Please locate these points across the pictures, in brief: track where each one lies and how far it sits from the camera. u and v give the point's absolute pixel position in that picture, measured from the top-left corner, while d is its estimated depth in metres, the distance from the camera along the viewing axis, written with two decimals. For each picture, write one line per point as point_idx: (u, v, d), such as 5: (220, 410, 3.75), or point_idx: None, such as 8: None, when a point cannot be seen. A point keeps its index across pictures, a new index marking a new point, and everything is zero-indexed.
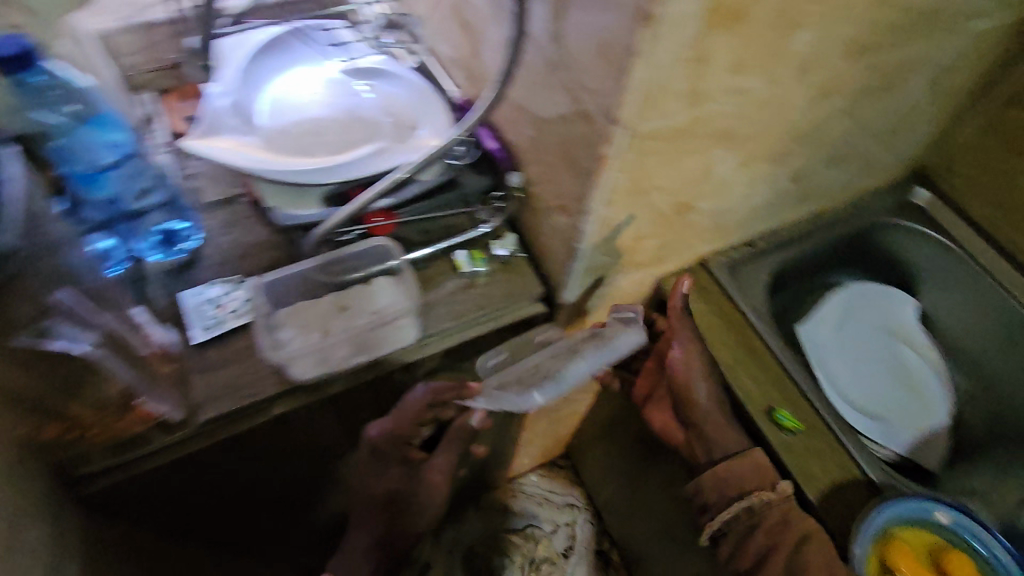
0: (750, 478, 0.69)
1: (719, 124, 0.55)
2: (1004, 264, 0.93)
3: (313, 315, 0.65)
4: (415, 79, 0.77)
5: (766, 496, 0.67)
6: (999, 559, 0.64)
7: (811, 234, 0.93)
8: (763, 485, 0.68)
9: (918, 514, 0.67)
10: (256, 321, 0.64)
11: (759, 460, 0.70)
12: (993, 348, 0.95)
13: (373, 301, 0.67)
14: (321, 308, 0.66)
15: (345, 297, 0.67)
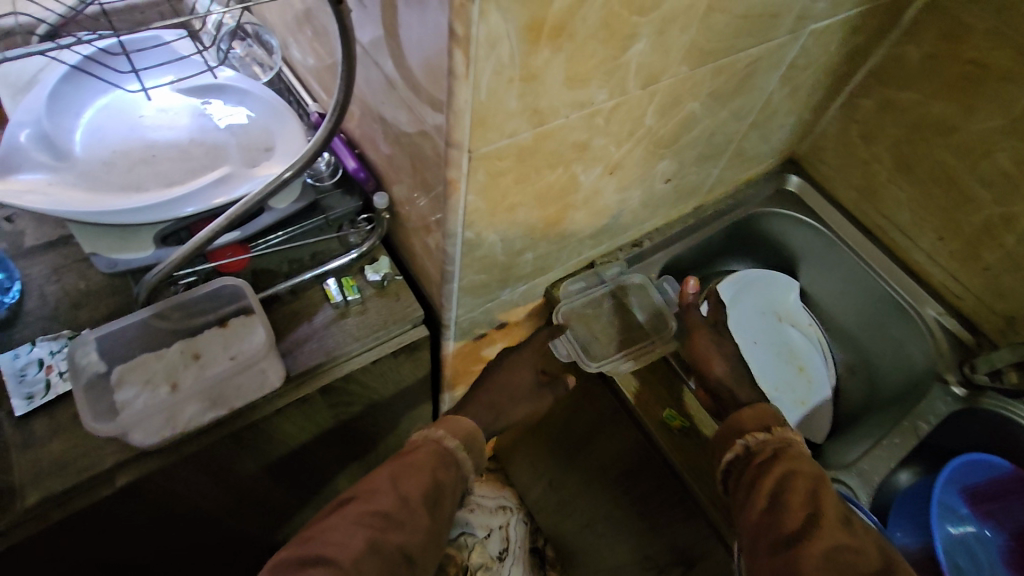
0: (752, 420, 0.65)
1: (569, 137, 0.53)
2: (868, 243, 0.99)
3: (158, 370, 0.59)
4: (263, 93, 0.71)
5: (761, 435, 0.63)
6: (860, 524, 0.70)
7: (695, 228, 0.95)
8: (760, 428, 0.64)
9: None
10: (80, 387, 0.56)
11: (767, 411, 0.67)
12: (866, 322, 1.01)
13: (227, 346, 0.61)
14: (166, 361, 0.60)
15: (196, 346, 0.61)
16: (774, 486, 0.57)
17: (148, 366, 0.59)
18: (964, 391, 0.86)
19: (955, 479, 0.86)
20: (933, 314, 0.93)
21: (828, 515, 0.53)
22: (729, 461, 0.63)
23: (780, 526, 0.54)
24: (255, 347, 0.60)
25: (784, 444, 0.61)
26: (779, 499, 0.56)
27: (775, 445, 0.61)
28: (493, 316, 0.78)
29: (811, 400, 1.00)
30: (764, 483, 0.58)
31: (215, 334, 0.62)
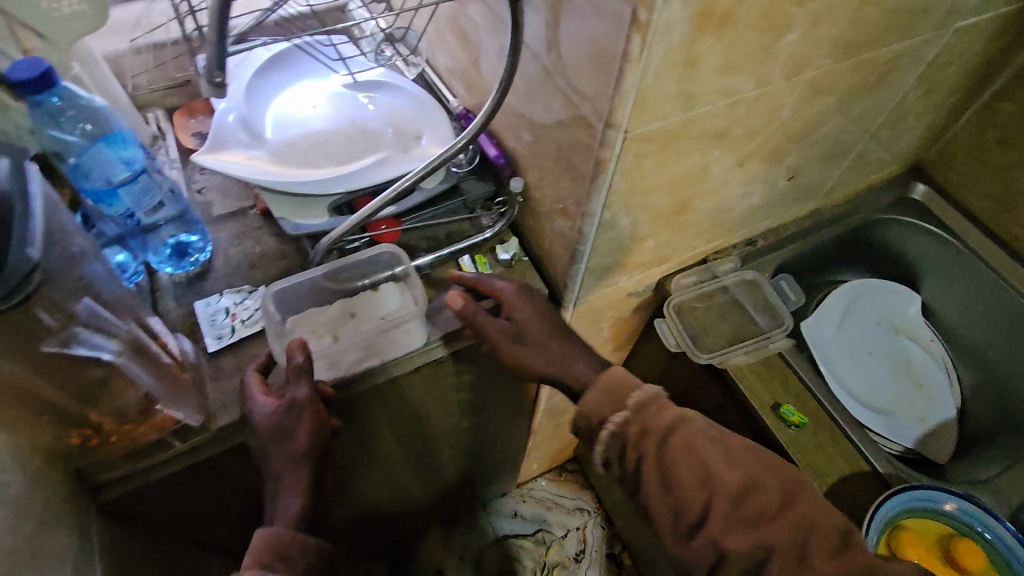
0: (596, 398, 0.58)
1: (711, 124, 0.56)
2: (1004, 256, 0.94)
3: (323, 322, 0.68)
4: (415, 89, 0.80)
5: (617, 417, 0.57)
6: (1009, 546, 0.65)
7: (809, 231, 0.94)
8: (613, 406, 0.58)
9: (927, 505, 0.67)
10: (268, 328, 0.65)
11: (606, 381, 0.59)
12: (999, 340, 0.95)
13: (381, 306, 0.69)
14: (330, 314, 0.68)
15: (356, 305, 0.69)
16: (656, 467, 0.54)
17: (315, 318, 0.68)
18: None
19: None
20: None
21: (718, 477, 0.53)
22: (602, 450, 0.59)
23: (686, 507, 0.53)
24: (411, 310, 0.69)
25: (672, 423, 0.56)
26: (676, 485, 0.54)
27: (642, 423, 0.56)
28: (606, 303, 0.82)
29: (932, 418, 0.94)
30: (651, 473, 0.55)
31: (372, 296, 0.70)
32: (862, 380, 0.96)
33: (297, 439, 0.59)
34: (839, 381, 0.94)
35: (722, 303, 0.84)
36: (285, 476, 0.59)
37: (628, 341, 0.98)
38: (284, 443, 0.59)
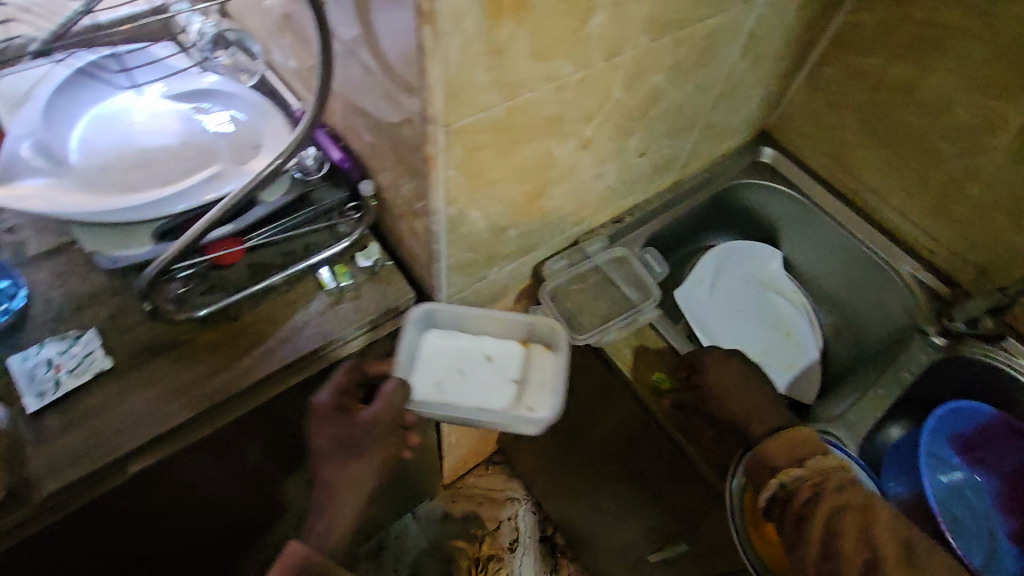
0: (780, 452, 0.64)
1: (541, 110, 0.56)
2: (844, 208, 1.02)
3: (489, 346, 0.81)
4: (247, 95, 0.75)
5: (795, 470, 0.62)
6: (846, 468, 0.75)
7: (674, 203, 0.98)
8: (792, 461, 0.63)
9: None
10: (409, 316, 0.73)
11: (794, 435, 0.65)
12: (847, 283, 1.04)
13: (528, 366, 0.80)
14: (494, 347, 0.81)
15: (500, 360, 0.80)
16: (829, 521, 0.58)
17: (454, 356, 0.79)
18: (943, 340, 0.89)
19: (944, 426, 0.89)
20: (910, 270, 0.95)
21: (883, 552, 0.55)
22: (770, 500, 0.63)
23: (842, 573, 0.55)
24: (538, 384, 0.79)
25: (822, 479, 0.61)
26: (834, 546, 0.56)
27: (820, 482, 0.61)
28: (483, 297, 0.81)
29: (800, 362, 1.02)
30: (813, 523, 0.58)
31: (515, 351, 0.81)
32: (735, 337, 1.02)
33: (366, 461, 0.66)
34: (716, 340, 0.99)
35: (594, 283, 0.86)
36: (335, 497, 0.66)
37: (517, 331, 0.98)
38: (343, 466, 0.66)
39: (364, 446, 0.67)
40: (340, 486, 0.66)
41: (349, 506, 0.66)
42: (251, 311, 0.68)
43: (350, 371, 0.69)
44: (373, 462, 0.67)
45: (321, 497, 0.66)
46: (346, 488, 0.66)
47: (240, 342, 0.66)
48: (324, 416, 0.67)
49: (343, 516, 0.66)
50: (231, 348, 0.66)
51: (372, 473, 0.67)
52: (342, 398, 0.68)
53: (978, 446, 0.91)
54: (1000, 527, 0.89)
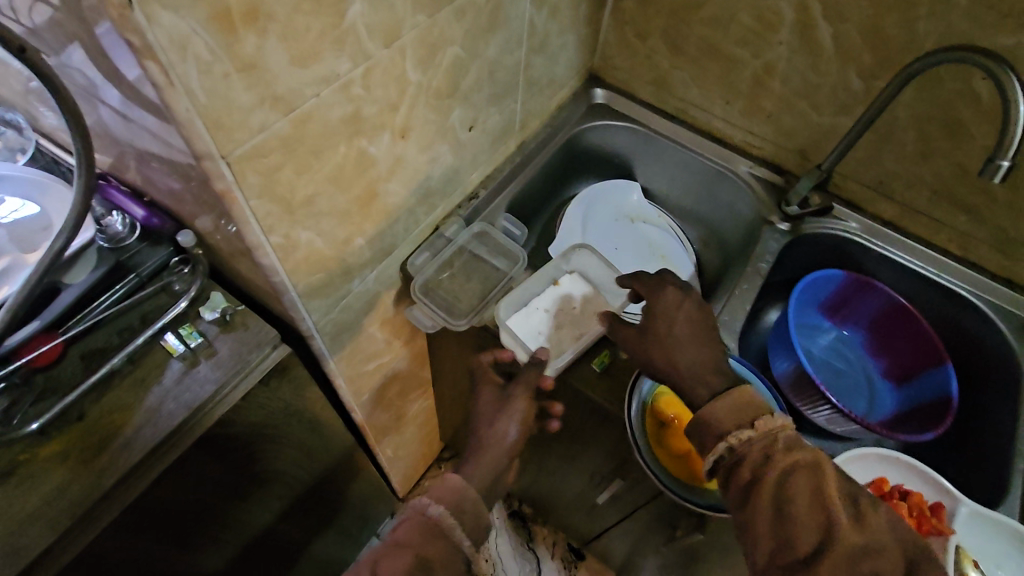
0: (728, 413, 0.59)
1: (333, 115, 0.54)
2: (679, 127, 1.07)
3: (552, 302, 0.80)
4: (19, 170, 0.65)
5: (745, 433, 0.57)
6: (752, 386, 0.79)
7: (524, 164, 0.99)
8: (741, 423, 0.58)
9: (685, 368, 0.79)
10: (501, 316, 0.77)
11: (743, 394, 0.60)
12: (702, 196, 1.11)
13: (577, 290, 0.81)
14: (553, 296, 0.80)
15: (557, 307, 0.80)
16: (779, 484, 0.54)
17: (537, 334, 0.77)
18: (787, 225, 0.97)
19: (807, 297, 0.99)
20: (747, 169, 1.03)
21: (837, 516, 0.51)
22: (716, 461, 0.59)
23: (795, 541, 0.51)
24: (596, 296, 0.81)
25: (772, 441, 0.56)
26: (787, 512, 0.52)
27: (766, 443, 0.56)
28: (356, 312, 0.78)
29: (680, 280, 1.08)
30: (765, 491, 0.54)
31: (562, 292, 0.81)
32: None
33: (513, 410, 0.69)
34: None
35: (464, 266, 0.85)
36: (481, 446, 0.67)
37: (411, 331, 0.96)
38: (494, 420, 0.69)
39: (511, 394, 0.71)
40: (487, 443, 0.68)
41: (495, 457, 0.67)
42: (97, 405, 0.62)
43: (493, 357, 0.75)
44: (522, 412, 0.70)
45: (471, 448, 0.68)
46: (496, 442, 0.68)
47: (92, 444, 0.60)
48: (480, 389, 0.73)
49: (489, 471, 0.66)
50: (82, 452, 0.59)
51: (520, 427, 0.69)
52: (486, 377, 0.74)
53: (846, 307, 1.01)
54: (875, 370, 1.01)
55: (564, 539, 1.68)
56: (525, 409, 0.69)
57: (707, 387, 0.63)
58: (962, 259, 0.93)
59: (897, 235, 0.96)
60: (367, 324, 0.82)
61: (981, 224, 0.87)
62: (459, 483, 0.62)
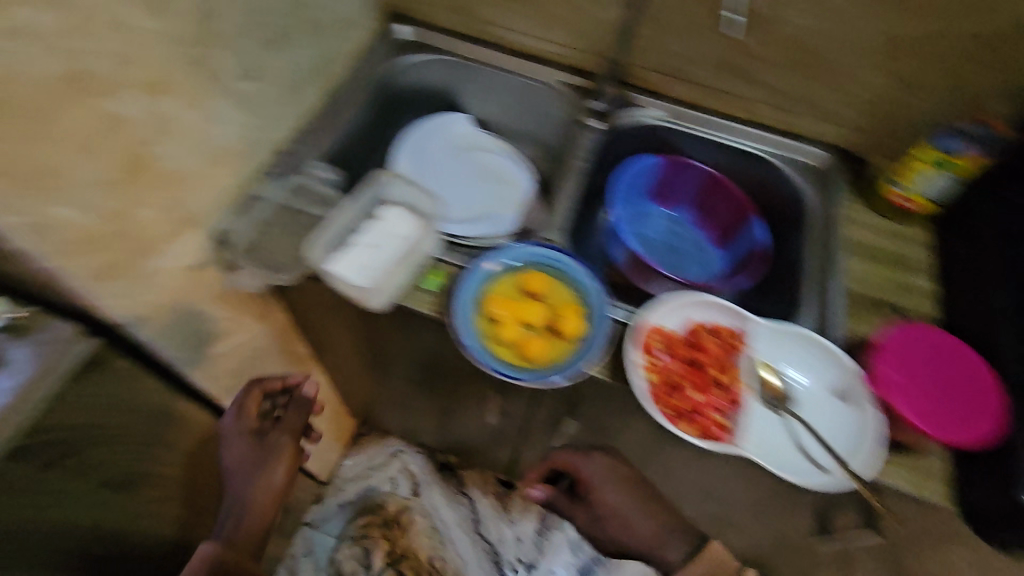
0: (606, 481, 0.93)
1: (35, 71, 0.50)
2: (487, 49, 1.08)
3: (371, 235, 0.76)
4: None
5: (655, 536, 0.90)
6: (581, 283, 0.74)
7: (335, 112, 0.96)
8: (649, 527, 0.91)
9: (512, 273, 0.75)
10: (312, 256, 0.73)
11: (612, 463, 0.94)
12: (525, 115, 1.13)
13: (394, 219, 0.78)
14: (370, 229, 0.77)
15: (377, 239, 0.76)
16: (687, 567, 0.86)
17: (356, 267, 0.73)
18: (601, 123, 1.01)
19: (632, 185, 1.06)
20: (557, 78, 1.06)
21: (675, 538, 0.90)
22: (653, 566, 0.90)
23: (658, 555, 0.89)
24: (416, 223, 0.79)
25: (668, 530, 0.91)
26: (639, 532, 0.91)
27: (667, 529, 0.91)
28: (173, 292, 0.75)
29: (522, 199, 1.09)
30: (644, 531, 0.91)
31: (380, 224, 0.78)
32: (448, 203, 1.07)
33: (275, 465, 0.84)
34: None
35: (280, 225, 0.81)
36: (249, 501, 0.80)
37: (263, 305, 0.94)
38: (266, 467, 0.83)
39: (273, 448, 0.85)
40: (257, 487, 0.81)
41: (264, 503, 0.81)
42: None
43: (256, 394, 0.88)
44: (286, 458, 0.85)
45: (228, 510, 0.80)
46: (260, 489, 0.81)
47: None
48: (241, 429, 0.86)
49: (259, 516, 0.80)
50: None
51: (284, 470, 0.84)
52: (252, 410, 0.87)
53: (671, 190, 1.10)
54: (705, 239, 1.11)
55: (493, 476, 1.74)
56: (289, 455, 0.85)
57: (611, 492, 0.93)
58: (758, 124, 1.02)
59: (698, 113, 1.03)
60: (193, 303, 0.79)
61: (758, 86, 0.97)
62: (208, 548, 0.75)
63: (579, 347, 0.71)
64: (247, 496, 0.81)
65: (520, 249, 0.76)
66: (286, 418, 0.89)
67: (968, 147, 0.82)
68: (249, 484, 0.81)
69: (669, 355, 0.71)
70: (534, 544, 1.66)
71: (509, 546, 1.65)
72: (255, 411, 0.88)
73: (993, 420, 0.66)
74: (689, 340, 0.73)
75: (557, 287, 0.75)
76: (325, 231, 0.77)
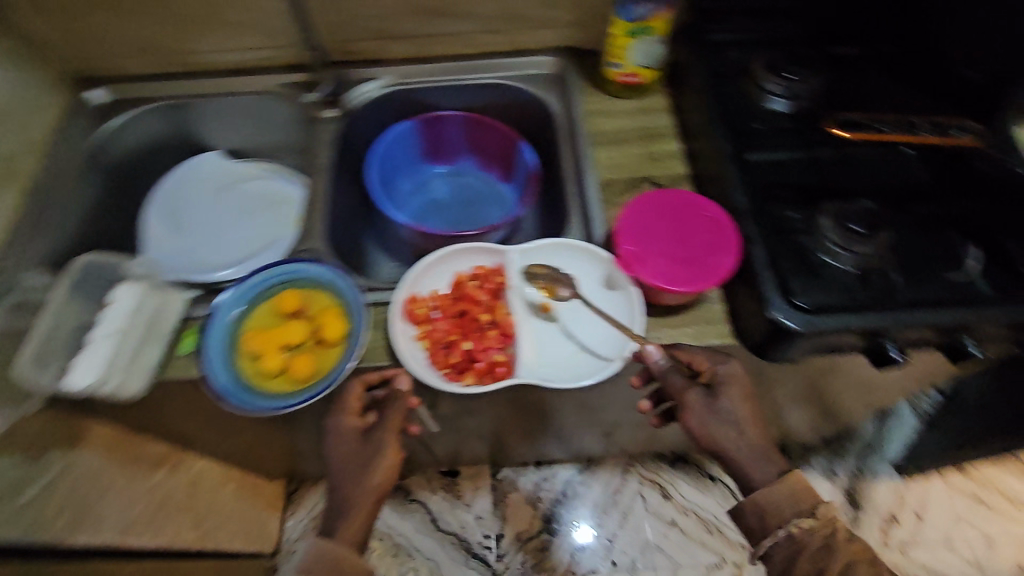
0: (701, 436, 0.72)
1: None
2: (194, 80, 1.01)
3: (101, 323, 0.71)
4: None
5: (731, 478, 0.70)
6: (335, 280, 0.71)
7: (45, 208, 0.88)
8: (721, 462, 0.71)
9: (262, 296, 0.71)
10: (32, 374, 0.67)
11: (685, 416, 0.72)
12: (270, 129, 1.07)
13: (121, 296, 0.73)
14: (100, 318, 0.72)
15: (107, 323, 0.71)
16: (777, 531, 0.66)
17: (87, 360, 0.68)
18: (334, 111, 0.98)
19: (399, 154, 1.05)
20: (276, 81, 1.01)
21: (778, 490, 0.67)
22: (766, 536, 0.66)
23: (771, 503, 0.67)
24: (145, 288, 0.73)
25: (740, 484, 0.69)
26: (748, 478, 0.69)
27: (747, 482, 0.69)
28: None
29: (297, 211, 1.05)
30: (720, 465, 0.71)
31: (109, 308, 0.72)
32: (218, 244, 1.01)
33: (383, 460, 0.65)
34: (201, 266, 0.97)
35: None
36: (351, 502, 0.64)
37: (66, 427, 0.87)
38: (362, 470, 0.65)
39: (381, 441, 0.66)
40: (360, 489, 0.64)
41: (367, 510, 0.65)
42: None
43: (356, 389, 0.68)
44: (390, 458, 0.66)
45: (336, 503, 0.65)
46: (363, 494, 0.64)
47: None
48: (342, 426, 0.67)
49: (365, 511, 0.64)
50: None
51: (386, 470, 0.65)
52: (353, 409, 0.68)
53: (444, 145, 1.09)
54: (495, 180, 1.12)
55: (434, 470, 1.64)
56: (394, 457, 0.66)
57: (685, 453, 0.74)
58: (484, 56, 1.02)
59: (427, 64, 1.02)
60: None
61: (459, 18, 0.96)
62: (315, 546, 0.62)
63: (348, 346, 0.69)
64: (348, 496, 0.64)
65: (263, 269, 0.72)
66: (387, 415, 0.67)
67: (646, 7, 0.85)
68: (359, 483, 0.65)
69: (437, 318, 0.71)
70: (495, 516, 1.59)
71: (471, 529, 1.57)
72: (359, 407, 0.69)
73: (732, 254, 0.70)
74: (455, 295, 0.73)
75: (313, 294, 0.72)
76: (49, 338, 0.70)
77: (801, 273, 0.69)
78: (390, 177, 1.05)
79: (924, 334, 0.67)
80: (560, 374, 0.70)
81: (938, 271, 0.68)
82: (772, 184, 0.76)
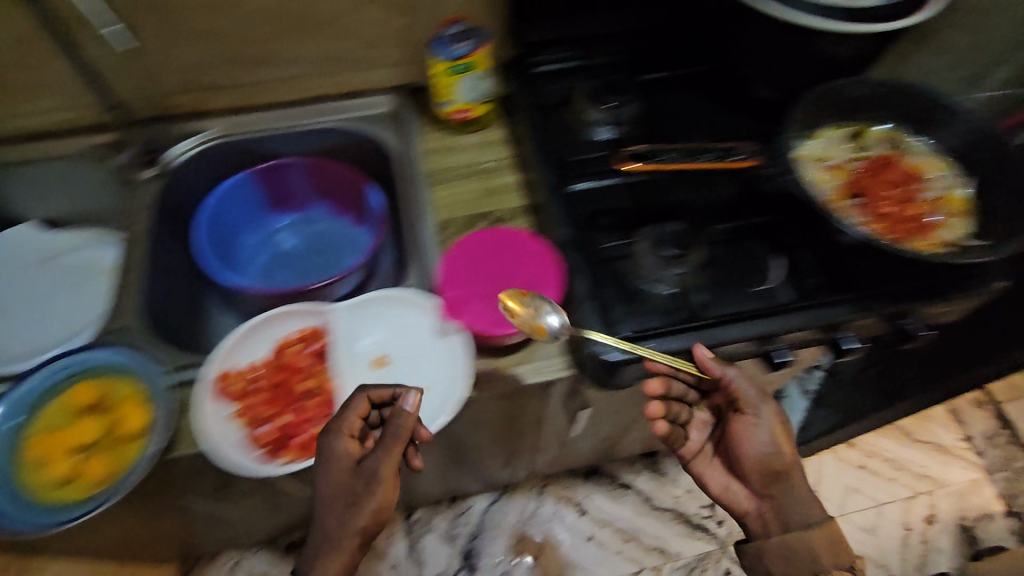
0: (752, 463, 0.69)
1: None
2: None
3: None
4: None
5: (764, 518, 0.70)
6: (138, 366, 0.66)
7: None
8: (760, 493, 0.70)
9: (54, 389, 0.65)
10: None
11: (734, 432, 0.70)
12: (85, 196, 0.98)
13: None
14: None
15: None
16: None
17: None
18: (153, 171, 0.91)
19: (235, 210, 1.00)
20: (83, 145, 0.93)
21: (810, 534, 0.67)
22: None
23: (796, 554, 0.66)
24: None
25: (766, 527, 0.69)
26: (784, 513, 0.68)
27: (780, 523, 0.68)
28: None
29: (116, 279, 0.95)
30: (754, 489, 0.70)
31: None
32: (27, 327, 0.90)
33: (368, 492, 0.58)
34: (12, 352, 0.87)
35: None
36: (327, 538, 0.58)
37: None
38: (345, 504, 0.58)
39: (373, 467, 0.59)
40: (340, 525, 0.58)
41: (345, 552, 0.58)
42: None
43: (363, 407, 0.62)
44: (382, 490, 0.58)
45: (313, 536, 0.59)
46: (343, 532, 0.58)
47: None
48: (334, 453, 0.60)
49: (349, 553, 0.58)
50: None
51: (370, 505, 0.58)
52: (349, 433, 0.61)
53: (289, 195, 1.05)
54: (348, 224, 1.07)
55: None
56: (386, 488, 0.58)
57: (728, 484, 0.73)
58: (316, 100, 0.98)
59: (254, 113, 0.97)
60: None
61: (280, 65, 0.92)
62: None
63: (147, 438, 0.63)
64: (335, 533, 0.58)
65: (59, 359, 0.66)
66: (385, 440, 0.60)
67: (462, 45, 0.84)
68: (339, 517, 0.58)
69: (254, 391, 0.67)
70: (413, 563, 1.53)
71: None
72: (358, 430, 0.62)
73: (553, 288, 0.71)
74: (277, 362, 0.69)
75: (115, 382, 0.66)
76: None
77: (622, 301, 0.70)
78: (228, 234, 1.00)
79: (744, 347, 0.69)
80: (392, 430, 0.68)
81: (745, 284, 0.72)
82: (597, 213, 0.77)
